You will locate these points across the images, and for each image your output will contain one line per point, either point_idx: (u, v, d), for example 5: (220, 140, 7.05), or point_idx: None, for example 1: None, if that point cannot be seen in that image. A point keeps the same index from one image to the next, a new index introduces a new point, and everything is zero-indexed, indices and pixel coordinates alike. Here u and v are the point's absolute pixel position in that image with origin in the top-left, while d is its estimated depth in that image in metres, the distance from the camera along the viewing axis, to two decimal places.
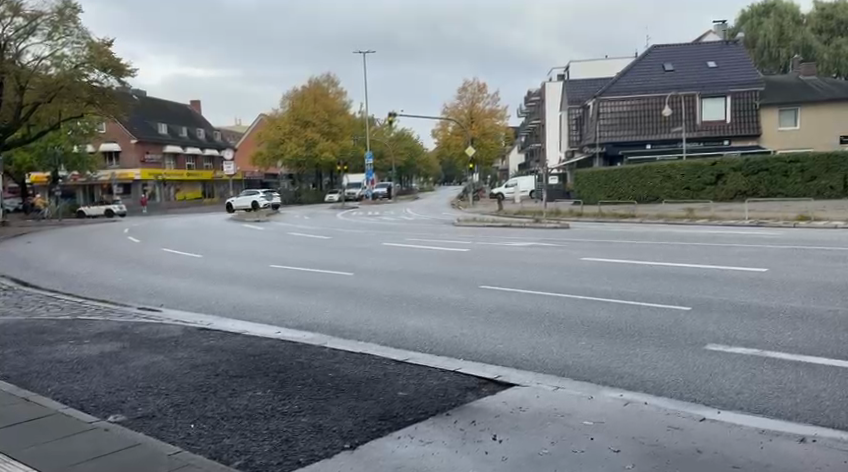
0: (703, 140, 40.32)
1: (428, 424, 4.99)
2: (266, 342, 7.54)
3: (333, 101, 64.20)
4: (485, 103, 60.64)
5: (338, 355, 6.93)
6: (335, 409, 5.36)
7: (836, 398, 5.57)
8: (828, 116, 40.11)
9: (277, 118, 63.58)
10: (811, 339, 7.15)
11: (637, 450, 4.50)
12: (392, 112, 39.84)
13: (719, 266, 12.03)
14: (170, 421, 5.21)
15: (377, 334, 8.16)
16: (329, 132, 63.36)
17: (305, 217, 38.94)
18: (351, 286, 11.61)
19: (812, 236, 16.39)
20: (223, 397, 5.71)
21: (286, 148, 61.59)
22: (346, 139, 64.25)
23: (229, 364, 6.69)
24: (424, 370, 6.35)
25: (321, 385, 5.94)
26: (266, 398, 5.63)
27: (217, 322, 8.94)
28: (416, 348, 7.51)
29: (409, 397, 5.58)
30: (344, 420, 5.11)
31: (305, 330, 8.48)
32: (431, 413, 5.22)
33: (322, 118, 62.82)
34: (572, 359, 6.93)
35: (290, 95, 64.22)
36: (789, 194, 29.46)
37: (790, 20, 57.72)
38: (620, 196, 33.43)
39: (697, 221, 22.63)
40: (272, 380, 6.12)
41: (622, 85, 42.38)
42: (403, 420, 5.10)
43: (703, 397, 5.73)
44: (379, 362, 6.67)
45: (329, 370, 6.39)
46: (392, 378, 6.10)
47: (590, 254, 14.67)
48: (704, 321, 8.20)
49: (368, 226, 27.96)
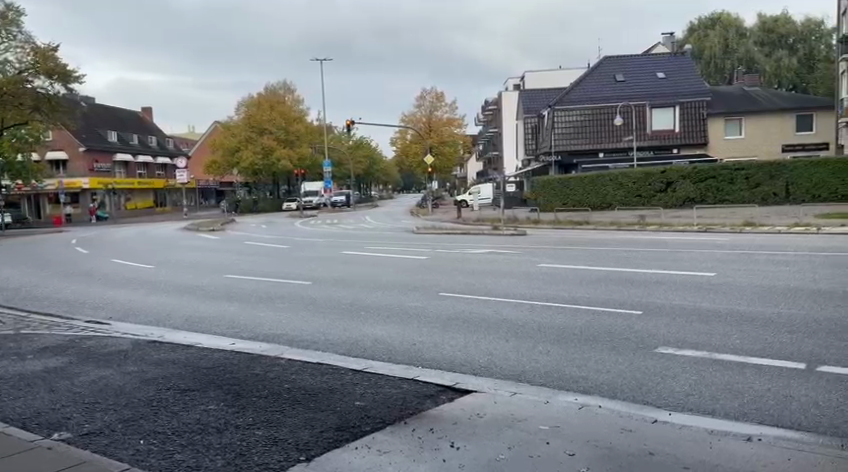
0: (654, 149, 41.43)
1: (385, 433, 5.01)
2: (219, 354, 7.46)
3: (288, 108, 63.73)
4: (443, 111, 60.99)
5: (294, 366, 6.87)
6: (290, 420, 5.33)
7: (779, 397, 5.79)
8: (771, 126, 41.46)
9: (232, 126, 62.82)
10: (756, 341, 7.41)
11: (591, 453, 4.60)
12: (352, 120, 39.64)
13: (669, 271, 12.35)
14: (119, 437, 5.11)
15: (334, 344, 8.14)
16: (287, 139, 62.80)
17: (261, 225, 38.48)
18: (311, 295, 11.57)
19: (767, 241, 16.87)
20: (173, 412, 5.60)
21: (242, 156, 60.65)
22: (303, 147, 63.74)
23: (181, 377, 6.57)
24: (381, 379, 6.36)
25: (278, 397, 5.90)
26: (221, 412, 5.57)
27: (168, 334, 8.78)
28: (377, 357, 7.52)
29: (367, 407, 5.57)
30: (300, 432, 5.09)
31: (259, 341, 8.37)
32: (389, 421, 5.24)
33: (279, 125, 62.22)
34: (528, 365, 7.01)
35: (246, 101, 63.46)
36: (735, 201, 30.32)
37: (735, 34, 59.27)
38: (574, 204, 33.86)
39: (648, 228, 23.09)
40: (226, 393, 6.05)
41: (575, 95, 42.99)
42: (361, 431, 5.10)
43: (653, 399, 5.89)
44: (337, 372, 6.65)
45: (285, 381, 6.34)
46: (349, 388, 6.08)
47: (547, 261, 14.84)
48: (656, 325, 8.38)
49: (328, 235, 27.81)
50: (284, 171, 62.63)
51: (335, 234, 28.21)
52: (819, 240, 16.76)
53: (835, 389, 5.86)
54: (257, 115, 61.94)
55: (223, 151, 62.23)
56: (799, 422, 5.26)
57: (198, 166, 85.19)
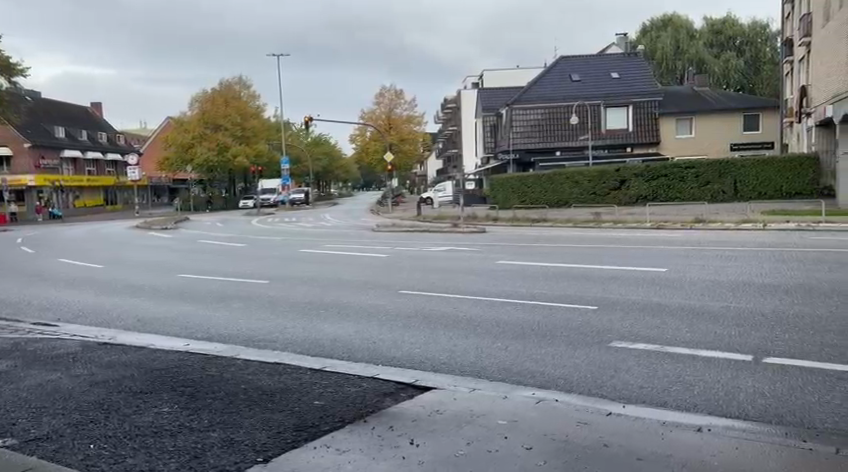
0: (608, 147, 42.35)
1: (345, 433, 5.03)
2: (172, 355, 7.38)
3: (245, 104, 62.87)
4: (402, 108, 60.97)
5: (251, 366, 6.85)
6: (247, 421, 5.32)
7: (728, 388, 6.00)
8: (719, 125, 42.61)
9: (187, 122, 61.74)
10: (706, 334, 7.65)
11: (548, 446, 4.70)
12: (309, 117, 39.42)
13: (622, 267, 12.62)
14: (68, 442, 5.04)
15: (293, 343, 8.12)
16: (243, 136, 62.06)
17: (217, 223, 37.92)
18: (268, 294, 11.50)
19: (718, 237, 17.31)
20: (126, 415, 5.55)
21: (197, 153, 59.75)
22: (260, 144, 63.09)
23: (133, 379, 6.50)
24: (340, 377, 6.39)
25: (234, 398, 5.87)
26: (174, 414, 5.52)
27: (119, 336, 8.63)
28: (336, 355, 7.53)
29: (326, 406, 5.59)
30: (257, 433, 5.08)
31: (214, 341, 8.30)
32: (348, 420, 5.27)
33: (236, 122, 61.37)
34: (487, 360, 7.10)
35: (199, 98, 62.33)
36: (685, 198, 31.03)
37: (685, 36, 60.08)
38: (532, 201, 34.41)
39: (603, 225, 23.47)
40: (180, 394, 6.00)
41: (532, 94, 43.39)
42: (320, 430, 5.13)
43: (608, 392, 6.04)
44: (295, 371, 6.66)
45: (242, 382, 6.31)
46: (308, 388, 6.09)
47: (506, 257, 15.01)
48: (611, 320, 8.55)
49: (285, 233, 27.54)
50: (240, 168, 61.87)
51: (292, 232, 27.99)
52: (766, 236, 17.23)
53: (778, 379, 6.11)
54: (212, 112, 60.96)
55: (176, 148, 61.11)
56: (746, 411, 5.47)
57: (150, 163, 83.59)
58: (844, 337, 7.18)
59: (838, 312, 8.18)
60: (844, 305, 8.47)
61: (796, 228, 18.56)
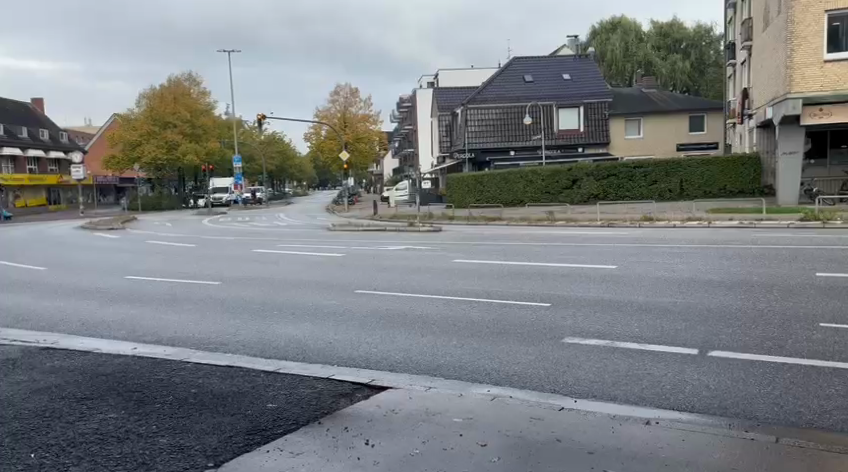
0: (562, 147, 42.91)
1: (299, 435, 5.04)
2: (120, 359, 7.26)
3: (194, 101, 61.80)
4: (357, 107, 60.77)
5: (202, 370, 6.78)
6: (198, 426, 5.29)
7: (675, 381, 6.19)
8: (666, 125, 43.56)
9: (134, 118, 60.42)
10: (654, 328, 7.88)
11: (502, 443, 4.80)
12: (263, 114, 38.90)
13: (574, 264, 12.86)
14: (8, 452, 4.91)
15: (246, 345, 8.07)
16: (193, 133, 61.01)
17: (165, 223, 37.18)
18: (220, 296, 11.37)
19: (666, 235, 17.74)
20: (70, 422, 5.45)
21: (144, 151, 58.51)
22: (211, 142, 62.14)
23: (78, 385, 6.37)
24: (294, 379, 6.38)
25: (184, 402, 5.82)
26: (121, 421, 5.44)
27: (62, 340, 8.43)
28: (291, 357, 7.52)
29: (279, 409, 5.58)
30: (208, 438, 5.05)
31: (164, 345, 8.18)
32: (302, 423, 5.28)
33: (185, 119, 60.26)
34: (443, 359, 7.19)
35: (147, 94, 60.88)
36: (634, 197, 31.71)
37: (634, 37, 61.49)
38: (488, 200, 34.78)
39: (556, 224, 23.74)
40: (127, 400, 5.91)
41: (487, 94, 43.71)
42: (272, 433, 5.12)
43: (560, 388, 6.17)
44: (248, 374, 6.61)
45: (192, 386, 6.24)
46: (261, 391, 6.06)
47: (461, 256, 15.13)
48: (564, 316, 8.73)
49: (236, 233, 27.10)
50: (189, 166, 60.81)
51: (244, 232, 27.62)
52: (713, 233, 17.70)
53: (722, 372, 6.32)
54: (160, 109, 59.59)
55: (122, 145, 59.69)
56: (692, 404, 5.66)
57: (96, 161, 81.50)
58: (783, 329, 7.48)
59: (778, 306, 8.50)
60: (784, 300, 8.81)
61: (739, 225, 19.14)
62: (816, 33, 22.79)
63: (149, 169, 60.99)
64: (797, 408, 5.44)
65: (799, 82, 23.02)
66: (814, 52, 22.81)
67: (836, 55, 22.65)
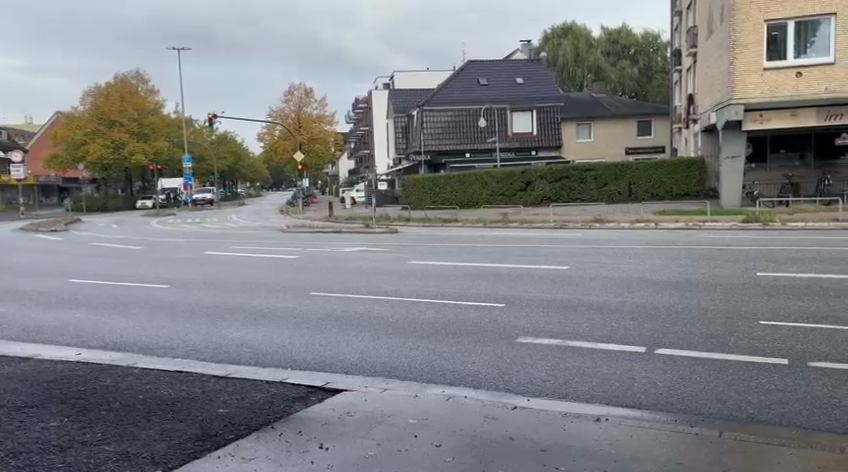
0: (516, 150, 43.37)
1: (251, 440, 5.03)
2: (63, 366, 7.11)
3: (142, 99, 60.52)
4: (312, 108, 60.37)
5: (150, 375, 6.69)
6: (146, 433, 5.23)
7: (624, 379, 6.37)
8: (616, 130, 44.41)
9: (78, 117, 58.91)
10: (603, 327, 8.08)
11: (456, 442, 4.87)
12: (214, 112, 38.39)
13: (526, 265, 13.10)
14: None
15: (197, 350, 7.98)
16: (141, 132, 59.69)
17: (111, 225, 36.38)
18: (170, 299, 11.21)
19: (615, 236, 18.16)
20: (10, 432, 5.32)
21: (89, 149, 57.03)
22: (159, 141, 60.85)
23: (18, 393, 6.22)
24: (247, 384, 6.34)
25: (130, 409, 5.74)
26: (64, 429, 5.34)
27: (3, 347, 8.21)
28: (243, 361, 7.46)
29: (230, 414, 5.56)
30: (156, 445, 5.00)
31: (110, 350, 8.04)
32: (254, 427, 5.27)
33: (132, 117, 58.95)
34: (398, 360, 7.24)
35: (92, 92, 59.37)
36: (586, 199, 32.29)
37: (584, 44, 62.25)
38: (443, 202, 34.96)
39: (510, 225, 24.04)
40: (70, 408, 5.80)
41: (442, 96, 43.95)
42: (223, 439, 5.10)
43: (514, 387, 6.28)
44: (198, 378, 6.56)
45: (140, 392, 6.16)
46: (211, 396, 6.02)
47: (416, 258, 15.22)
48: (517, 316, 8.86)
49: (186, 235, 26.73)
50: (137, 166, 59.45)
51: (194, 234, 27.26)
52: (660, 235, 18.22)
53: (669, 370, 6.53)
54: (105, 107, 58.17)
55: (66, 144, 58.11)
56: (640, 401, 5.83)
57: (38, 161, 79.18)
58: (726, 328, 7.75)
59: (720, 305, 8.80)
60: (726, 298, 9.13)
61: (683, 227, 19.69)
62: (755, 42, 23.61)
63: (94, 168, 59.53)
64: (740, 403, 5.66)
65: (741, 89, 23.80)
66: (754, 59, 23.61)
67: (774, 63, 23.49)
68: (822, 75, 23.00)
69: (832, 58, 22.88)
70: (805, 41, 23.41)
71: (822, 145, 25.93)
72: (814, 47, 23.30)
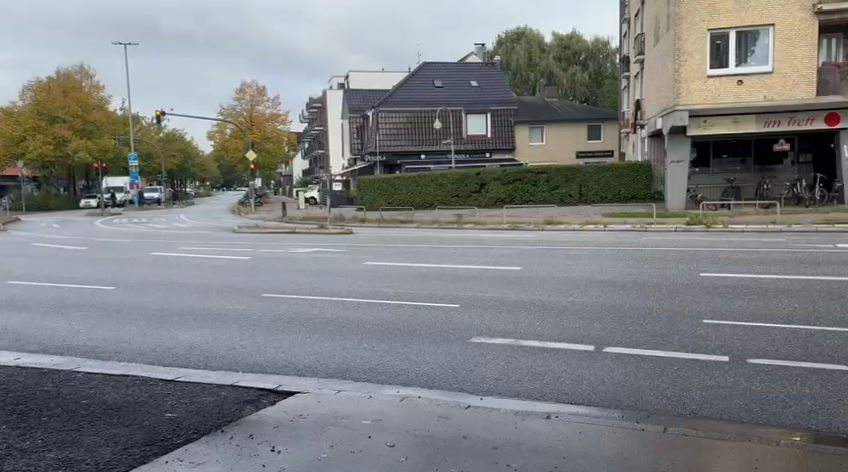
0: (470, 153, 43.78)
1: (200, 444, 5.01)
2: (2, 371, 6.94)
3: (86, 95, 58.85)
4: (264, 106, 59.71)
5: (94, 380, 6.60)
6: (90, 439, 5.17)
7: (573, 376, 6.55)
8: (567, 133, 45.19)
9: (17, 112, 56.94)
10: (555, 327, 8.26)
11: (410, 443, 4.94)
12: (162, 110, 37.64)
13: (481, 266, 13.25)
14: None
15: (144, 353, 7.88)
16: (84, 129, 58.05)
17: (53, 225, 35.20)
18: (115, 302, 10.98)
19: (566, 237, 18.52)
20: None
21: (29, 146, 55.17)
22: (104, 138, 59.27)
23: None
24: (196, 387, 6.30)
25: (74, 414, 5.66)
26: (3, 437, 5.23)
27: None
28: (193, 364, 7.39)
29: (178, 418, 5.52)
30: (100, 451, 4.94)
31: (53, 355, 7.87)
32: (202, 432, 5.25)
33: (75, 114, 57.28)
34: (352, 361, 7.28)
35: (32, 86, 57.50)
36: (538, 201, 32.76)
37: (538, 48, 63.84)
38: (399, 203, 35.04)
39: (466, 227, 24.26)
40: (8, 414, 5.68)
41: (397, 97, 44.01)
42: (171, 443, 5.08)
43: (467, 386, 6.39)
44: (145, 383, 6.48)
45: (82, 397, 6.06)
46: (159, 400, 5.96)
47: (372, 259, 15.24)
48: (471, 316, 9.02)
49: (133, 235, 26.08)
50: (80, 163, 57.79)
51: (141, 234, 26.60)
52: (609, 236, 18.67)
53: (616, 367, 6.74)
54: (47, 102, 56.38)
55: (5, 140, 56.11)
56: (588, 398, 6.01)
57: None
58: (671, 326, 8.02)
59: (665, 304, 9.10)
60: (670, 298, 9.42)
61: (633, 228, 20.19)
62: (699, 50, 24.40)
63: (35, 166, 57.69)
64: (684, 399, 5.88)
65: (685, 95, 24.58)
66: (698, 67, 24.40)
67: (717, 71, 24.31)
68: (762, 83, 23.83)
69: (771, 67, 23.73)
70: (746, 51, 24.20)
71: (762, 151, 26.87)
72: (754, 56, 24.10)
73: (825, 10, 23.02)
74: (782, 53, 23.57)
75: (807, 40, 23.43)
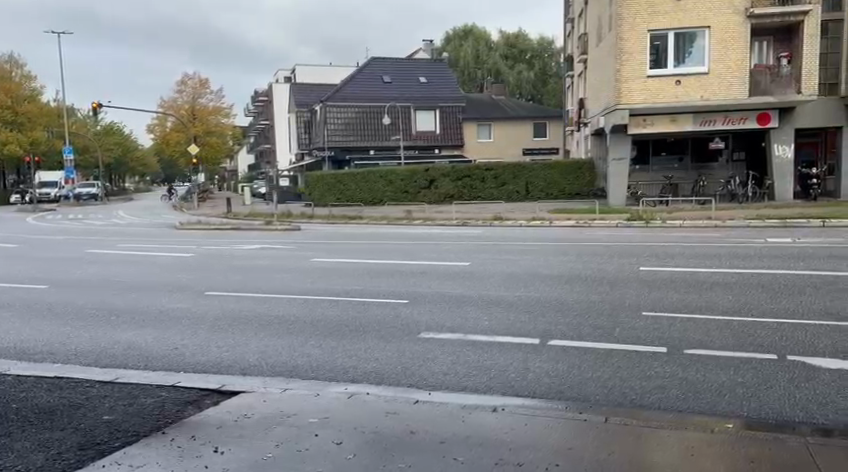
0: (419, 148, 43.91)
1: (139, 447, 4.94)
2: None
3: (17, 86, 56.67)
4: (207, 98, 58.57)
5: (25, 382, 6.42)
6: (23, 444, 5.05)
7: (519, 369, 6.68)
8: (514, 130, 45.87)
9: None
10: (502, 321, 8.41)
11: (358, 440, 4.97)
12: (99, 102, 36.44)
13: (428, 262, 13.32)
14: None
15: (80, 354, 7.69)
16: (15, 122, 55.93)
17: None
18: (49, 302, 10.62)
19: (511, 233, 18.74)
20: None
21: None
22: (36, 131, 57.20)
23: None
24: (135, 388, 6.19)
25: (5, 419, 5.51)
26: None
27: None
28: (131, 365, 7.24)
29: (115, 421, 5.43)
30: (33, 457, 4.84)
31: None
32: (141, 434, 5.18)
33: (4, 105, 55.15)
34: (299, 359, 7.27)
35: None
36: (486, 198, 33.05)
37: (484, 46, 64.34)
38: (348, 199, 34.89)
39: (413, 223, 24.32)
40: None
41: (344, 92, 43.73)
42: (108, 446, 5.00)
43: (416, 381, 6.47)
44: (81, 384, 6.34)
45: (14, 401, 5.90)
46: (96, 402, 5.85)
47: (320, 255, 15.16)
48: (419, 312, 9.10)
49: (68, 231, 25.18)
50: (11, 157, 55.64)
51: (76, 231, 25.71)
52: (555, 231, 19.03)
53: (560, 359, 6.92)
54: None
55: None
56: (534, 389, 6.15)
57: None
58: (613, 319, 8.25)
59: (608, 298, 9.35)
60: (612, 292, 9.66)
61: (575, 225, 20.54)
62: (639, 50, 24.99)
63: None
64: (624, 390, 6.07)
65: (626, 95, 25.11)
66: (638, 67, 24.95)
67: (656, 71, 24.90)
68: (699, 84, 24.55)
69: (707, 68, 24.48)
70: (683, 52, 24.91)
71: (699, 149, 27.73)
72: (691, 57, 24.80)
73: (756, 14, 23.89)
74: (718, 55, 24.36)
75: (740, 43, 24.28)
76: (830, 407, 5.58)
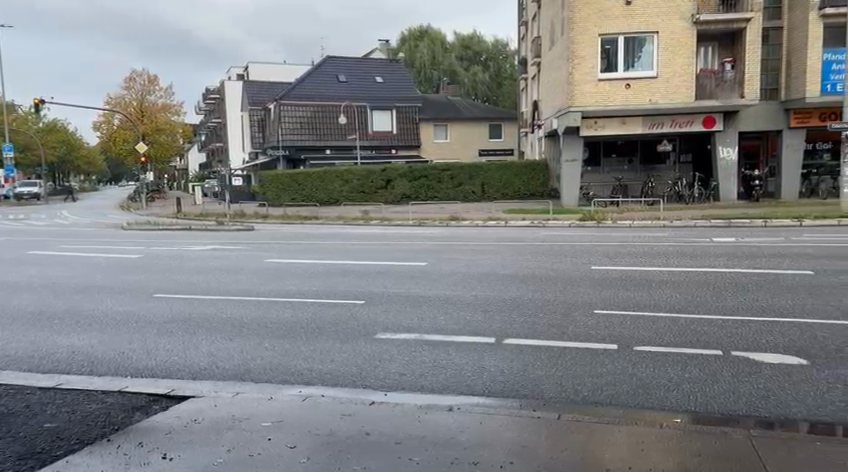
0: (374, 148, 44.09)
1: (84, 455, 4.85)
2: None
3: None
4: (156, 96, 57.29)
5: None
6: None
7: (474, 368, 6.76)
8: (470, 131, 46.27)
9: None
10: (457, 320, 8.49)
11: (312, 443, 4.98)
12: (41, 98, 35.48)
13: (383, 262, 13.36)
14: None
15: (21, 360, 7.49)
16: None
17: None
18: None
19: (466, 232, 18.89)
20: None
21: None
22: None
23: None
24: (78, 395, 6.06)
25: None
26: None
27: None
28: (76, 370, 7.09)
29: (58, 429, 5.32)
30: None
31: None
32: (86, 442, 5.09)
33: None
34: (253, 362, 7.22)
35: None
36: (442, 198, 33.22)
37: (440, 47, 64.56)
38: (304, 199, 34.50)
39: (369, 223, 24.33)
40: None
41: (299, 91, 43.35)
42: (50, 455, 4.90)
43: (371, 382, 6.49)
44: (22, 391, 6.18)
45: None
46: (37, 410, 5.71)
47: (275, 255, 15.06)
48: (376, 312, 9.11)
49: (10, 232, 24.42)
50: None
51: (19, 231, 24.93)
52: (509, 231, 19.27)
53: (515, 357, 7.02)
54: None
55: None
56: (488, 388, 6.24)
57: None
58: (566, 317, 8.40)
59: (561, 296, 9.52)
60: (565, 291, 9.84)
61: (529, 225, 20.84)
62: (590, 54, 25.44)
63: None
64: (576, 387, 6.20)
65: (578, 97, 25.54)
66: (589, 71, 25.40)
67: (606, 75, 25.39)
68: (648, 87, 25.12)
69: (655, 73, 25.06)
70: (633, 57, 25.44)
71: (649, 150, 28.37)
72: (641, 61, 25.36)
73: (702, 21, 24.55)
74: (666, 59, 24.96)
75: (686, 47, 24.91)
76: (773, 401, 5.79)
